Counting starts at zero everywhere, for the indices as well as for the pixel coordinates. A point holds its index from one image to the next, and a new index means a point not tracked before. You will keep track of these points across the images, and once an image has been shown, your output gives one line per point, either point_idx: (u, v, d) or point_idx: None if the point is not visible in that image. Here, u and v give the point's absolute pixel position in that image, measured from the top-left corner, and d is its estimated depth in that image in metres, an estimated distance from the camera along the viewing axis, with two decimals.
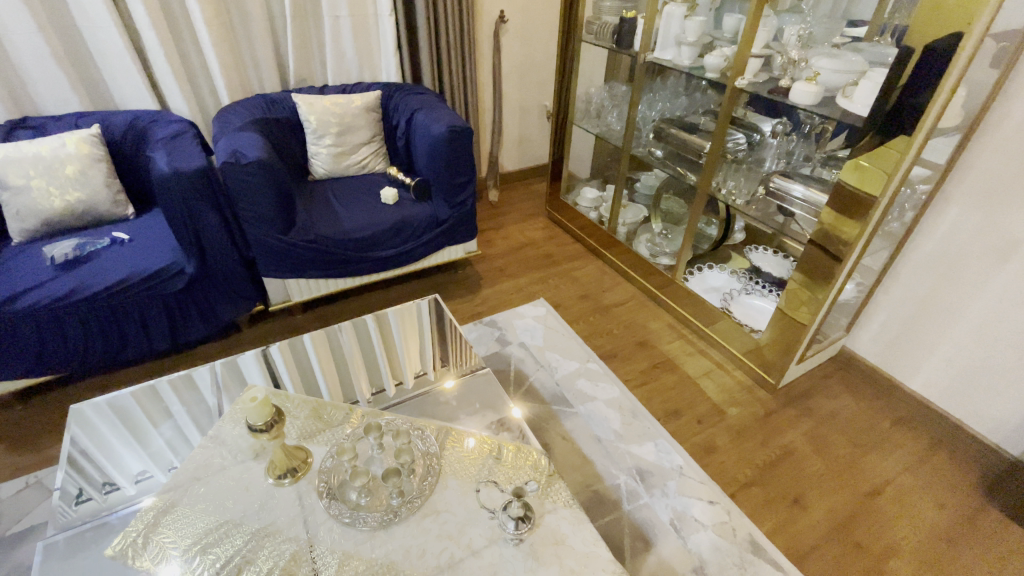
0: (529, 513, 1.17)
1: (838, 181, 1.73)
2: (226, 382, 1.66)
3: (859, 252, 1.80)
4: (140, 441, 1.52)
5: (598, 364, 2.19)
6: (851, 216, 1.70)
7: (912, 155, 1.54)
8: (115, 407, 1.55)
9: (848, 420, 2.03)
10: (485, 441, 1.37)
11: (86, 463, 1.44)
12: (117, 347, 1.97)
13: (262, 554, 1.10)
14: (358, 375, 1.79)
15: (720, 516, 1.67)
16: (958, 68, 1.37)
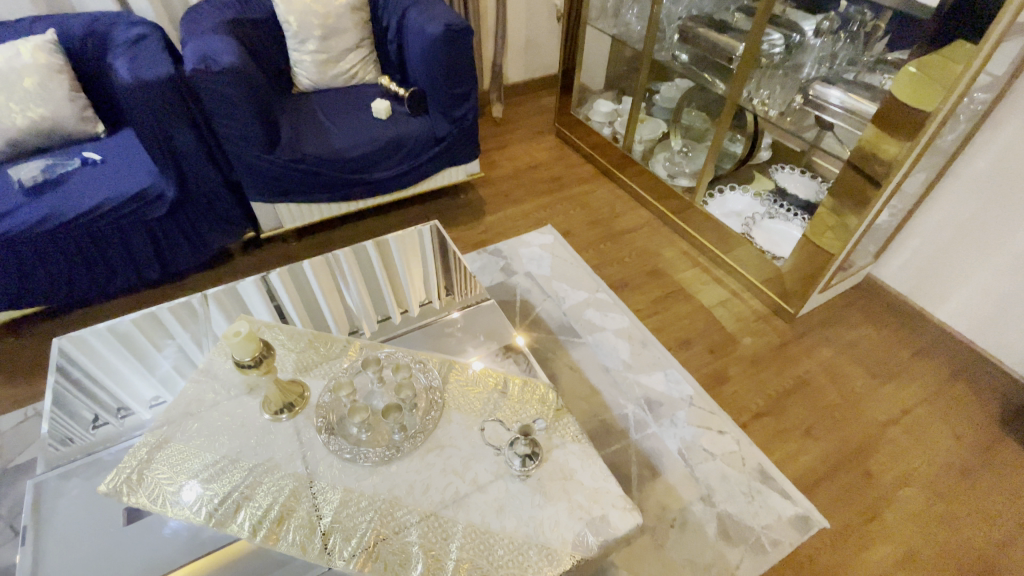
0: (536, 451, 1.11)
1: (888, 99, 1.51)
2: (224, 309, 1.60)
3: (906, 171, 1.60)
4: (148, 367, 1.49)
5: (608, 294, 2.09)
6: (900, 137, 1.50)
7: (977, 67, 1.34)
8: (119, 337, 1.54)
9: (867, 350, 1.96)
10: (489, 374, 1.29)
11: (99, 391, 1.43)
12: (105, 276, 1.88)
13: (260, 490, 1.07)
14: (365, 304, 1.71)
15: (729, 446, 1.64)
16: None
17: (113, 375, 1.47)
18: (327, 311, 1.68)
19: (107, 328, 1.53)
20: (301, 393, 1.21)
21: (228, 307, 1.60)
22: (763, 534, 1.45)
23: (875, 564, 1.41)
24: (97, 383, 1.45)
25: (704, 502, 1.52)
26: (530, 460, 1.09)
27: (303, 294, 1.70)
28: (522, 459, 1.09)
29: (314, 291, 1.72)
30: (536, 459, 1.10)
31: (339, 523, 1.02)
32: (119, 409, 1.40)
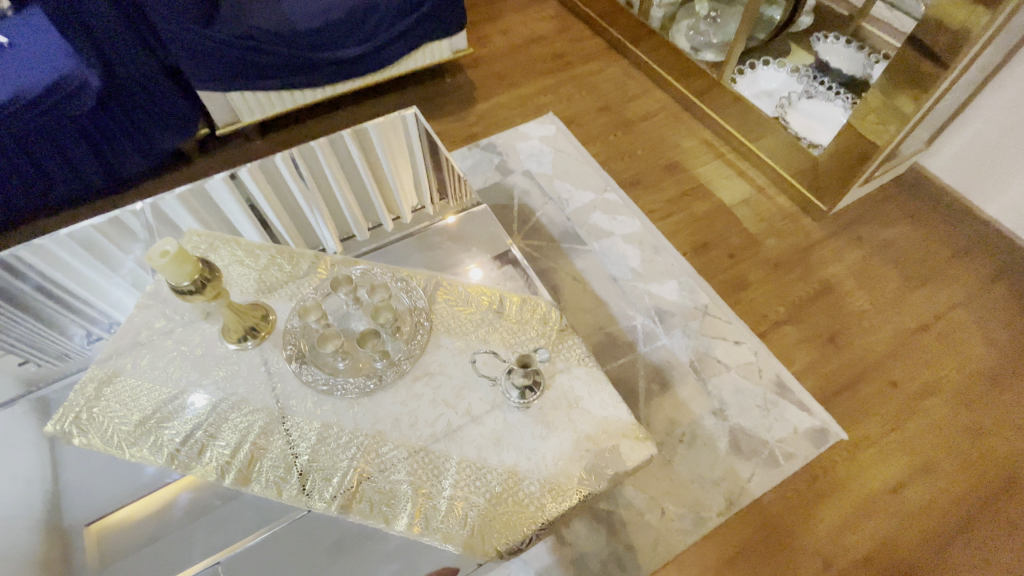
0: (540, 381, 0.98)
1: None
2: (193, 211, 1.40)
3: (989, 37, 1.30)
4: (115, 272, 1.34)
5: (618, 194, 1.86)
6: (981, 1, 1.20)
7: None
8: (77, 241, 1.36)
9: (902, 251, 1.77)
10: (483, 292, 1.11)
11: (79, 301, 1.33)
12: (40, 183, 1.65)
13: (226, 427, 0.95)
14: (354, 208, 1.51)
15: (746, 358, 1.52)
16: None
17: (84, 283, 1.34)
18: (314, 219, 1.48)
19: (59, 235, 1.35)
20: (262, 317, 1.04)
21: (198, 208, 1.41)
22: (776, 447, 1.38)
23: (893, 474, 1.35)
24: (72, 292, 1.34)
25: (716, 416, 1.43)
26: (533, 391, 0.97)
27: (283, 199, 1.50)
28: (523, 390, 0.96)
29: (295, 195, 1.51)
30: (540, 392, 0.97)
31: (317, 461, 0.91)
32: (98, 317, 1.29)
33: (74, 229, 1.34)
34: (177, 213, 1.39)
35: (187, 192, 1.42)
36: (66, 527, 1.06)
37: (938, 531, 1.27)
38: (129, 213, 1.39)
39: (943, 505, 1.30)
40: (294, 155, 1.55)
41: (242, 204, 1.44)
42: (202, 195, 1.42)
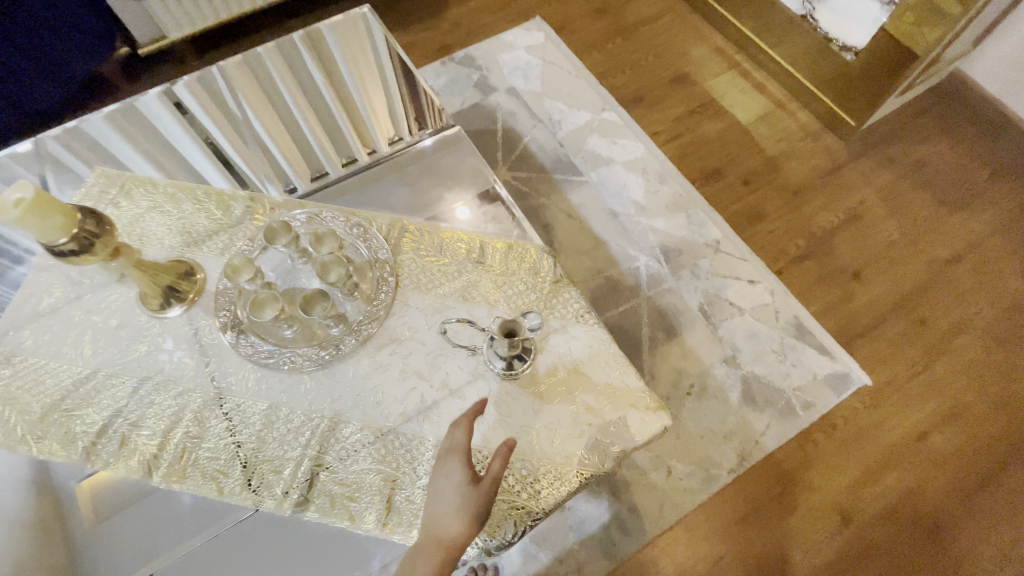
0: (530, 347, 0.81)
1: None
2: (124, 134, 1.14)
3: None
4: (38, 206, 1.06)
5: (617, 113, 1.61)
6: None
7: None
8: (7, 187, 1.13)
9: (938, 170, 1.56)
10: (458, 239, 0.91)
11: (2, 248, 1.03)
12: None
13: (150, 414, 0.79)
14: (316, 127, 1.26)
15: (761, 298, 1.36)
16: None
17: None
18: (272, 141, 1.23)
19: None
20: (188, 276, 0.86)
21: (132, 130, 1.16)
22: (793, 396, 1.26)
23: (918, 420, 1.23)
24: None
25: (727, 364, 1.29)
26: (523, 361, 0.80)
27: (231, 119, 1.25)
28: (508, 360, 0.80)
29: (248, 117, 1.24)
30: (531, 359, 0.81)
31: (262, 451, 0.76)
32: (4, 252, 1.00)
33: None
34: (105, 136, 1.13)
35: (115, 110, 1.17)
36: (57, 488, 0.85)
37: (966, 480, 1.18)
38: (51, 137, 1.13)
39: (972, 452, 1.20)
40: (238, 66, 1.27)
41: (185, 126, 1.20)
42: (136, 115, 1.19)
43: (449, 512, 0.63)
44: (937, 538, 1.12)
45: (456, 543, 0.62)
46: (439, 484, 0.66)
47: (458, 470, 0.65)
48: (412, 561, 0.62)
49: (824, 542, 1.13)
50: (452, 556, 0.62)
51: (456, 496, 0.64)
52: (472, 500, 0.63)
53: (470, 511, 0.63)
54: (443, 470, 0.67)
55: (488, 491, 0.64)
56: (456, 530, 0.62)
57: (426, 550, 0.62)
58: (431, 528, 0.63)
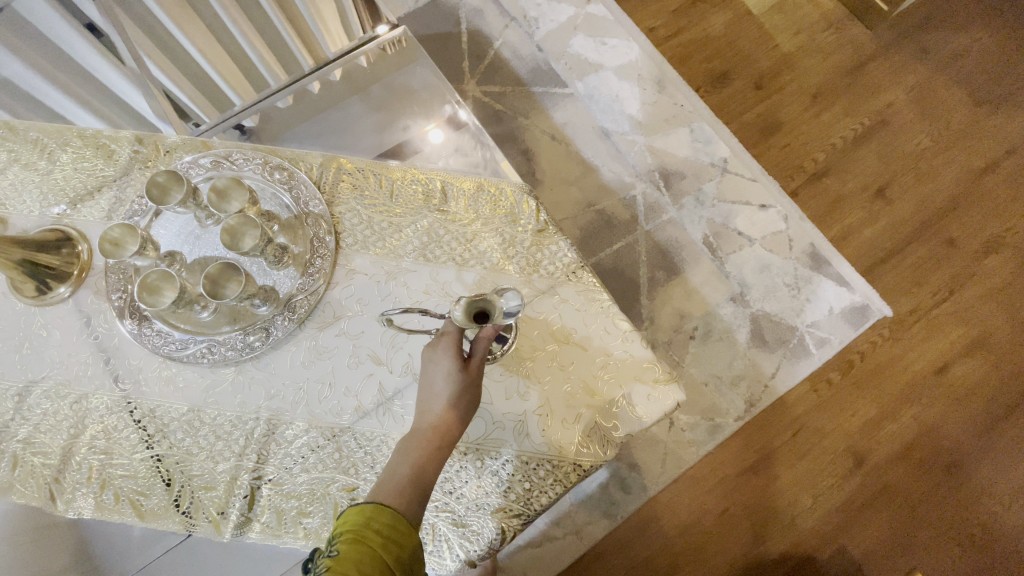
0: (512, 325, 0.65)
1: None
2: None
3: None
4: None
5: (605, 5, 1.33)
6: None
7: None
8: None
9: (979, 60, 1.34)
10: (413, 178, 0.71)
11: None
12: None
13: (43, 427, 0.63)
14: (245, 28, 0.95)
15: (773, 225, 1.20)
16: None
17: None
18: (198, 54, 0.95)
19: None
20: (63, 248, 0.67)
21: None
22: (807, 333, 1.14)
23: (940, 351, 1.14)
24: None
25: (734, 303, 1.15)
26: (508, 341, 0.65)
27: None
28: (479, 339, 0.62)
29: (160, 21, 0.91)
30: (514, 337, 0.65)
31: (188, 464, 0.62)
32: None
33: None
34: None
35: None
36: None
37: (987, 413, 1.11)
38: None
39: (994, 382, 1.12)
40: None
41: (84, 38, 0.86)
42: None
43: (439, 400, 0.55)
44: (948, 471, 1.08)
45: (452, 431, 0.54)
46: (426, 369, 0.56)
47: (449, 353, 0.55)
48: (400, 453, 0.53)
49: (836, 486, 1.08)
50: (447, 446, 0.54)
51: (448, 384, 0.55)
52: (466, 386, 0.55)
53: (464, 396, 0.55)
54: (428, 356, 0.57)
55: (479, 375, 0.56)
56: (451, 417, 0.54)
57: (417, 441, 0.53)
58: (421, 415, 0.55)
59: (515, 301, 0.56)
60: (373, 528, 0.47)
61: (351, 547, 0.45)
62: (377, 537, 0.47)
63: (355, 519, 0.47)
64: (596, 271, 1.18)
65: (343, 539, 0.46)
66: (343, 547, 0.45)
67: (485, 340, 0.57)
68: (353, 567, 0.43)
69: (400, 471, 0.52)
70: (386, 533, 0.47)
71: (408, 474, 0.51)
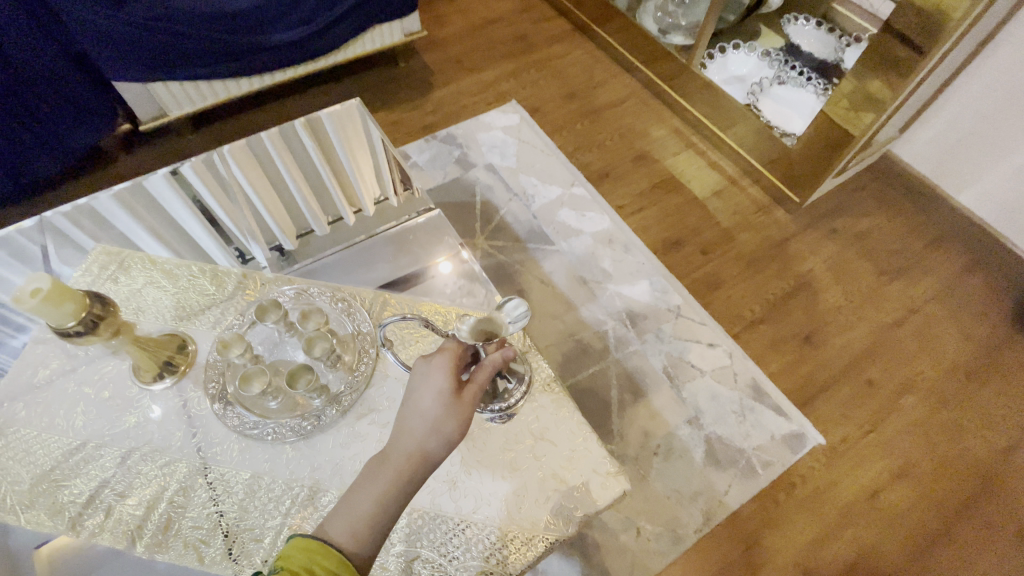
0: (518, 366, 0.92)
1: None
2: (137, 217, 1.21)
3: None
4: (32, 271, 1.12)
5: (586, 188, 1.75)
6: None
7: None
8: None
9: (877, 243, 1.71)
10: (436, 310, 0.98)
11: None
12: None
13: (137, 483, 0.82)
14: (315, 209, 1.37)
15: (720, 361, 1.46)
16: None
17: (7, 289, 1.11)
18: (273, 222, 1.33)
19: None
20: (180, 348, 0.91)
21: (142, 212, 1.22)
22: (754, 455, 1.33)
23: (870, 479, 1.31)
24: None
25: (691, 425, 1.36)
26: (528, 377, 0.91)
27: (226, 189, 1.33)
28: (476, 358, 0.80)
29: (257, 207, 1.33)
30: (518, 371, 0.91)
31: (245, 519, 0.79)
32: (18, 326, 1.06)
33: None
34: (116, 216, 1.19)
35: (125, 190, 1.23)
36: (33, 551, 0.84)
37: (918, 539, 1.25)
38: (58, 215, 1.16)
39: (922, 511, 1.28)
40: (244, 154, 1.35)
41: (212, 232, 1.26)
42: (148, 199, 1.25)
43: (423, 423, 0.66)
44: None
45: (423, 458, 0.64)
46: (421, 388, 0.68)
47: (443, 376, 0.68)
48: (374, 474, 0.64)
49: None
50: (413, 471, 0.64)
51: (435, 404, 0.67)
52: (448, 409, 0.66)
53: (444, 420, 0.66)
54: (424, 374, 0.70)
55: (461, 403, 0.67)
56: (425, 443, 0.65)
57: (393, 463, 0.64)
58: (404, 434, 0.65)
59: (519, 309, 0.84)
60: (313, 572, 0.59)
61: None
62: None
63: (299, 559, 0.59)
64: (574, 391, 1.41)
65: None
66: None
67: (487, 369, 0.71)
68: None
69: (369, 497, 0.63)
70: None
71: (373, 500, 0.63)
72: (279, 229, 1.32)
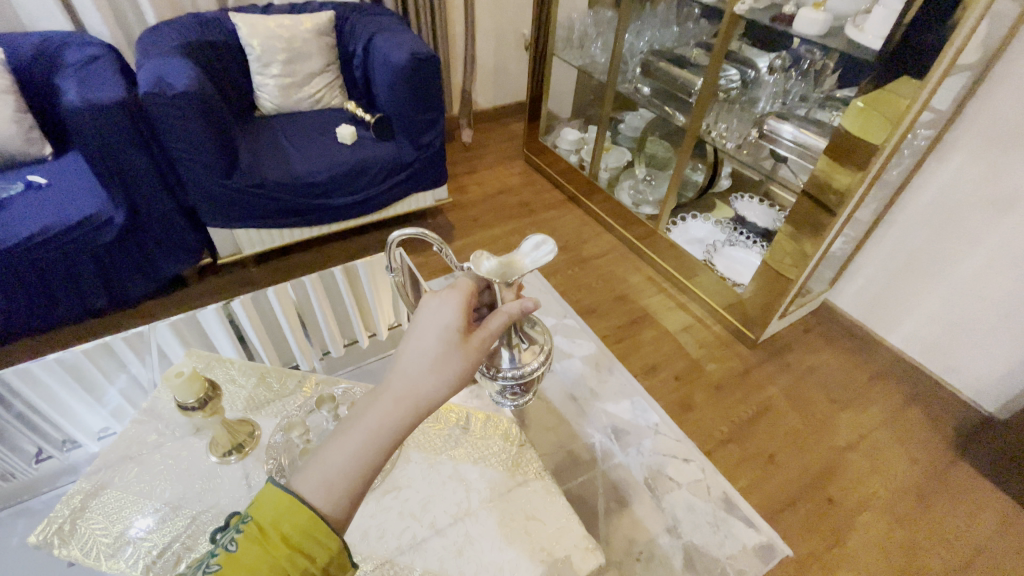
0: (532, 333, 1.06)
1: (838, 126, 1.54)
2: (185, 342, 1.49)
3: (886, 158, 1.50)
4: (97, 403, 1.40)
5: (576, 320, 2.07)
6: (843, 163, 1.55)
7: (919, 107, 1.37)
8: (65, 368, 1.39)
9: (827, 375, 1.98)
10: (450, 409, 1.29)
11: (42, 424, 1.36)
12: (78, 300, 1.84)
13: (202, 539, 1.00)
14: (335, 335, 1.70)
15: (694, 475, 1.64)
16: (956, 45, 1.25)
17: (59, 407, 1.38)
18: (295, 345, 1.65)
19: (47, 358, 1.38)
20: (249, 432, 1.15)
21: (189, 338, 1.49)
22: (728, 565, 1.45)
23: None
24: (42, 415, 1.38)
25: (670, 533, 1.51)
26: (543, 347, 1.06)
27: (265, 319, 1.62)
28: (485, 291, 0.92)
29: (286, 333, 1.65)
30: (534, 339, 1.06)
31: None
32: (63, 442, 1.36)
33: (64, 354, 1.38)
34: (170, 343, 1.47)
35: (181, 320, 1.49)
36: None
37: None
38: (120, 339, 1.44)
39: None
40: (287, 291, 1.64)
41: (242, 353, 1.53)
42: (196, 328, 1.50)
43: (427, 361, 0.69)
44: None
45: (422, 397, 0.67)
46: (428, 326, 0.73)
47: (450, 321, 0.74)
48: (371, 407, 0.65)
49: None
50: (409, 408, 0.66)
51: (441, 339, 0.72)
52: (452, 350, 0.71)
53: (444, 360, 0.70)
54: (433, 311, 0.76)
55: (463, 345, 0.72)
56: (425, 385, 0.67)
57: (391, 396, 0.66)
58: (408, 371, 0.68)
59: (543, 253, 0.89)
60: (277, 527, 0.59)
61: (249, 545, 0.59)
62: (275, 538, 0.59)
63: (266, 514, 0.60)
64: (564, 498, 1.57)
65: (246, 536, 0.59)
66: (245, 543, 0.59)
67: (498, 318, 0.80)
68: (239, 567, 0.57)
69: (359, 436, 0.63)
70: (283, 539, 0.59)
71: (360, 442, 0.63)
72: (297, 348, 1.64)
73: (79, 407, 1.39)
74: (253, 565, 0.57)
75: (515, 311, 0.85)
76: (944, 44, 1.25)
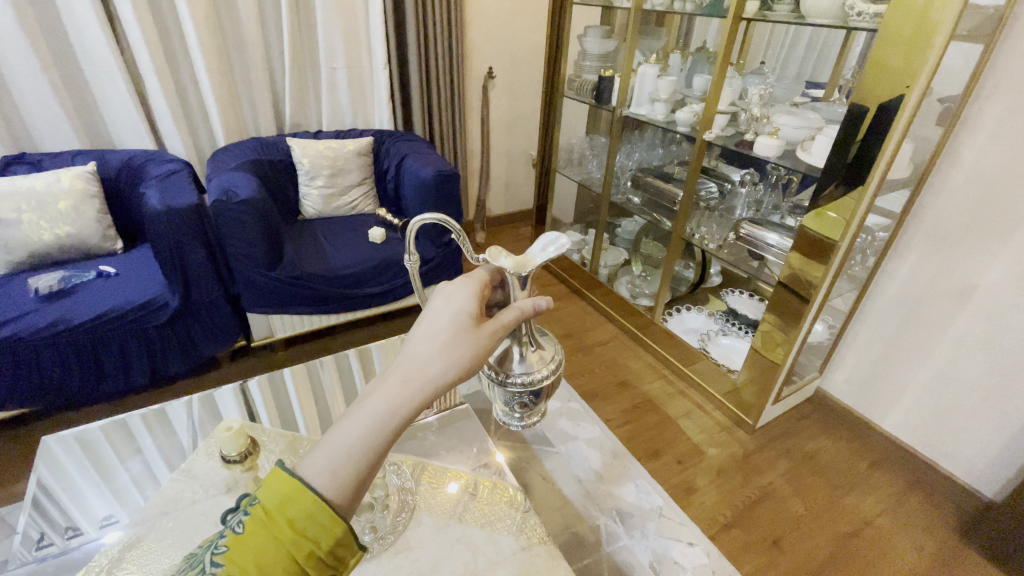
0: (541, 338, 0.98)
1: (801, 227, 1.77)
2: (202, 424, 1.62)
3: (845, 254, 1.72)
4: (107, 484, 1.49)
5: (579, 403, 2.20)
6: (816, 259, 1.75)
7: (866, 204, 1.61)
8: (83, 447, 1.53)
9: (826, 461, 2.03)
10: (459, 476, 1.41)
11: (53, 510, 1.40)
12: (122, 377, 2.01)
13: None
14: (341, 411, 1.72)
15: (700, 559, 1.65)
16: (884, 160, 1.52)
17: (72, 492, 1.45)
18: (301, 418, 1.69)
19: (64, 433, 1.52)
20: None
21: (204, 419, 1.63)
22: None
23: None
24: (54, 501, 1.42)
25: None
26: (555, 354, 0.97)
27: (276, 390, 1.72)
28: (499, 287, 0.91)
29: (294, 407, 1.71)
30: (545, 345, 0.97)
31: None
32: (67, 528, 1.37)
33: (86, 431, 1.53)
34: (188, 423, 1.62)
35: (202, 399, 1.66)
36: None
37: None
38: (136, 416, 1.59)
39: None
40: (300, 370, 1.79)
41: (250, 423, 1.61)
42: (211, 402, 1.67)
43: (434, 351, 0.71)
44: None
45: (429, 384, 0.69)
46: (438, 317, 0.75)
47: (459, 314, 0.76)
48: (377, 393, 0.66)
49: None
50: (416, 395, 0.67)
51: (450, 331, 0.74)
52: (461, 341, 0.73)
53: (454, 349, 0.72)
54: (444, 303, 0.77)
55: (471, 338, 0.74)
56: (432, 372, 0.69)
57: (398, 381, 0.67)
58: (417, 359, 0.70)
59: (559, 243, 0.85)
60: (284, 509, 0.61)
61: (257, 527, 0.61)
62: (282, 520, 0.61)
63: (274, 495, 0.62)
64: None
65: (252, 521, 0.62)
66: (252, 526, 0.62)
67: (511, 315, 0.82)
68: (247, 549, 0.60)
69: (365, 421, 0.65)
70: (290, 521, 0.61)
71: (366, 427, 0.65)
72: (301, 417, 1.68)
73: (91, 491, 1.47)
74: (261, 548, 0.60)
75: (528, 308, 0.86)
76: (873, 164, 1.52)
